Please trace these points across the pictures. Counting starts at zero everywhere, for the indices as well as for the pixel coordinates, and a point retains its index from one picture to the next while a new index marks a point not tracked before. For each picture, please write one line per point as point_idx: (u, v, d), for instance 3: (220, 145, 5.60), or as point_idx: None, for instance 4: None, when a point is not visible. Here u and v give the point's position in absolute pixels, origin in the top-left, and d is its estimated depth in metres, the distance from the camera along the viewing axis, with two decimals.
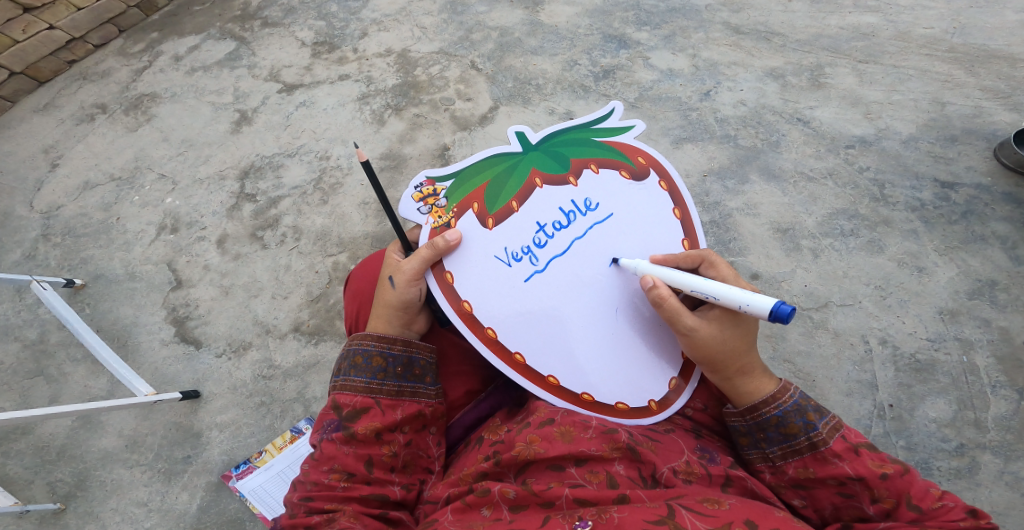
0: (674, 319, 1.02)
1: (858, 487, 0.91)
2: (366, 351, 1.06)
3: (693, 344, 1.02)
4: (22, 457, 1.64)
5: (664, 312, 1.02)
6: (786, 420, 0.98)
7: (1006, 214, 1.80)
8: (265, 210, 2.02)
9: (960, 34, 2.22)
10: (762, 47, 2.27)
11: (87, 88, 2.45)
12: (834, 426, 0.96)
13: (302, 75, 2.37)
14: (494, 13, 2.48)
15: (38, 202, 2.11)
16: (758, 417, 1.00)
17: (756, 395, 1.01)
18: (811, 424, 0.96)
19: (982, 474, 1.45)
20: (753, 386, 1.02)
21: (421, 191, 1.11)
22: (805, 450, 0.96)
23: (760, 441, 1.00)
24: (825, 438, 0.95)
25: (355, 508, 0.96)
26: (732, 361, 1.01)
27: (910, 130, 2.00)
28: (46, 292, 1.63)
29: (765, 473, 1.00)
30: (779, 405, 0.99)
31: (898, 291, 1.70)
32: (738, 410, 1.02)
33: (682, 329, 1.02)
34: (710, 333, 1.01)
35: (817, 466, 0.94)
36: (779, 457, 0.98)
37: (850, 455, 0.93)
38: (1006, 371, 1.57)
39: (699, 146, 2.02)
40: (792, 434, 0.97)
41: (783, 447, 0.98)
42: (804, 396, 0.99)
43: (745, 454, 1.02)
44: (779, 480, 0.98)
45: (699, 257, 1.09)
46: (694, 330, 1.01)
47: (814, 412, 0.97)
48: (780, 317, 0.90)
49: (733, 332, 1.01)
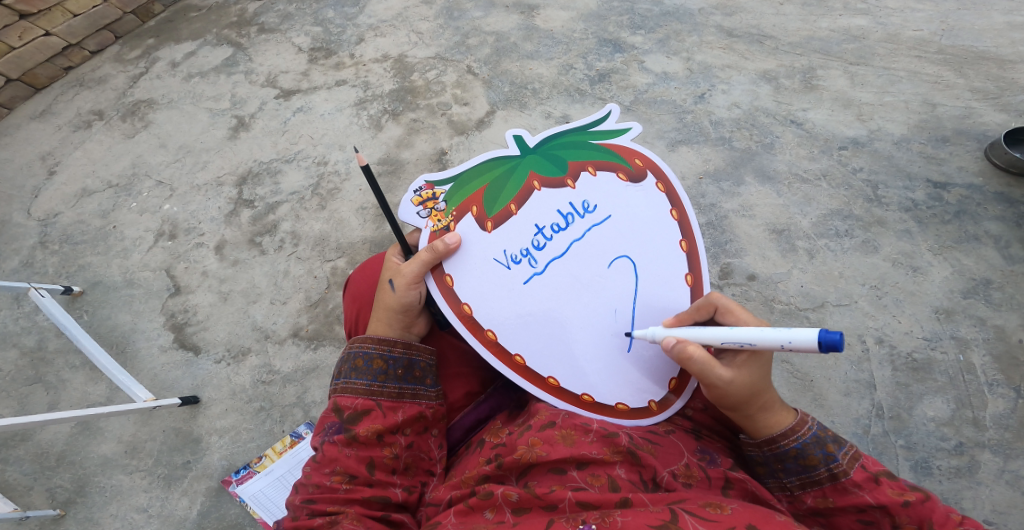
0: (705, 374, 0.97)
1: (878, 514, 0.92)
2: (366, 354, 1.06)
3: (722, 395, 0.99)
4: (22, 464, 1.64)
5: (694, 368, 0.98)
6: (806, 451, 0.98)
7: (998, 213, 1.82)
8: (263, 216, 2.03)
9: (949, 36, 2.24)
10: (755, 50, 2.29)
11: (84, 94, 2.46)
12: (853, 455, 0.96)
13: (299, 81, 2.38)
14: (490, 19, 2.49)
15: (35, 209, 2.11)
16: (776, 448, 0.99)
17: (776, 429, 1.00)
18: (831, 456, 0.96)
19: (982, 473, 1.46)
20: (773, 420, 1.00)
21: (421, 195, 1.13)
22: (825, 480, 0.96)
23: (778, 470, 1.01)
24: (846, 468, 0.95)
25: (358, 510, 0.96)
26: (756, 401, 0.99)
27: (901, 131, 2.02)
28: (44, 299, 1.63)
29: (784, 501, 1.01)
30: (797, 438, 0.98)
31: (894, 290, 1.71)
32: (755, 441, 1.02)
33: (711, 381, 0.98)
34: (740, 381, 0.98)
35: (837, 496, 0.95)
36: (798, 487, 0.99)
37: (869, 484, 0.93)
38: (1003, 369, 1.58)
39: (694, 149, 2.04)
40: (811, 466, 0.97)
41: (801, 477, 0.98)
42: (822, 427, 0.99)
43: (763, 482, 1.03)
44: (798, 508, 0.99)
45: (710, 304, 1.05)
46: (726, 382, 0.97)
47: (833, 443, 0.97)
48: (833, 345, 0.87)
49: (761, 374, 0.99)
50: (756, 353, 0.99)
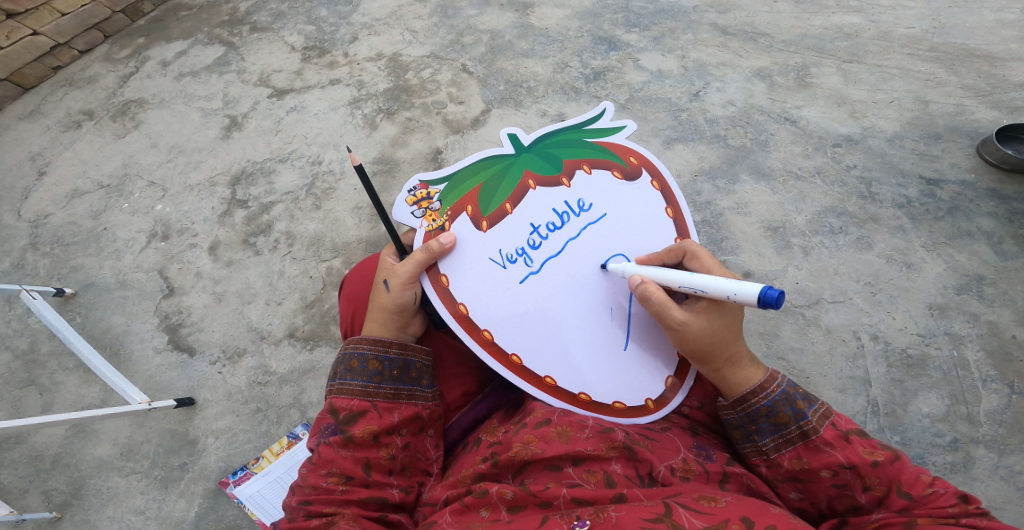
0: (662, 314, 1.02)
1: (850, 476, 0.92)
2: (362, 355, 1.06)
3: (683, 339, 1.02)
4: (16, 467, 1.62)
5: (652, 309, 1.02)
6: (776, 409, 0.99)
7: (990, 210, 1.83)
8: (257, 216, 2.01)
9: (941, 34, 2.26)
10: (749, 48, 2.29)
11: (74, 94, 2.43)
12: (824, 413, 0.97)
13: (293, 80, 2.37)
14: (484, 17, 2.49)
15: (26, 211, 2.09)
16: (748, 407, 1.01)
17: (745, 386, 1.02)
18: (801, 413, 0.97)
19: (977, 469, 1.47)
20: (741, 377, 1.02)
21: (415, 195, 1.12)
22: (798, 439, 0.97)
23: (753, 433, 1.01)
24: (816, 426, 0.96)
25: (355, 511, 0.96)
26: (721, 351, 1.02)
27: (894, 128, 2.03)
28: (36, 301, 1.61)
29: (762, 466, 1.00)
30: (767, 395, 0.99)
31: (888, 287, 1.72)
32: (729, 403, 1.03)
33: (671, 323, 1.02)
34: (699, 326, 1.01)
35: (810, 456, 0.95)
36: (774, 450, 0.98)
37: (841, 443, 0.94)
38: (996, 364, 1.59)
39: (690, 147, 2.04)
40: (783, 424, 0.98)
41: (776, 438, 0.98)
42: (792, 384, 1.00)
43: (740, 448, 1.02)
44: (775, 473, 0.98)
45: (680, 249, 1.10)
46: (683, 324, 1.01)
47: (803, 401, 0.98)
48: (768, 302, 0.89)
49: (723, 323, 1.02)
50: (718, 303, 1.02)
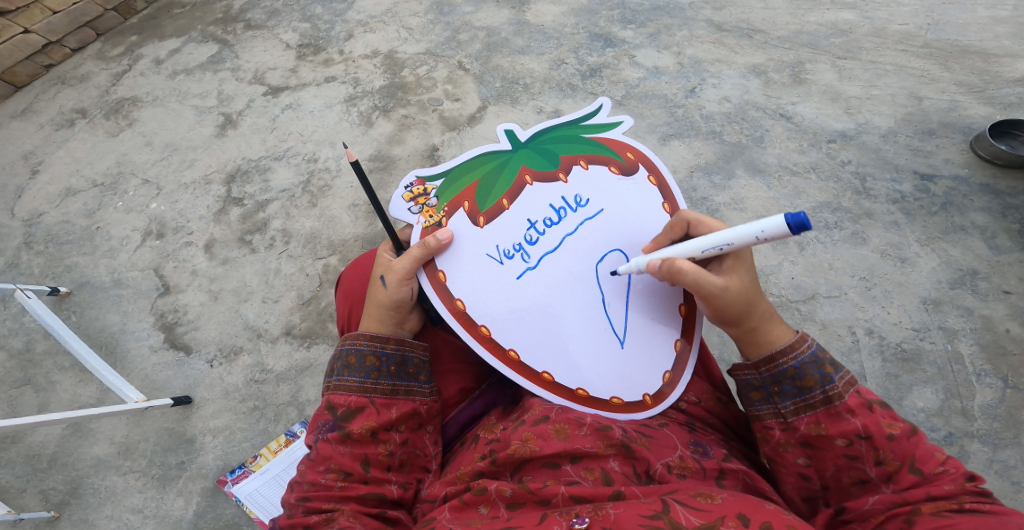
0: (698, 284, 0.99)
1: (864, 448, 0.92)
2: (359, 351, 1.05)
3: (720, 304, 1.01)
4: (13, 467, 1.62)
5: (687, 281, 1.00)
6: (803, 371, 0.97)
7: (983, 205, 1.85)
8: (252, 214, 2.01)
9: (935, 30, 2.27)
10: (744, 44, 2.30)
11: (66, 92, 2.42)
12: (849, 380, 0.96)
13: (288, 77, 2.36)
14: (481, 13, 2.48)
15: (19, 209, 2.08)
16: (774, 368, 0.99)
17: (777, 345, 1.01)
18: (828, 378, 0.96)
19: (972, 463, 1.48)
20: (772, 335, 1.01)
21: (412, 191, 1.12)
22: (820, 404, 0.96)
23: (773, 395, 1.00)
24: (841, 392, 0.95)
25: (354, 508, 0.96)
26: (756, 310, 1.01)
27: (888, 124, 2.03)
28: (30, 300, 1.59)
29: (775, 429, 0.99)
30: (796, 355, 0.98)
31: (883, 281, 1.73)
32: (752, 363, 1.01)
33: (708, 291, 1.00)
34: (734, 288, 1.01)
35: (829, 422, 0.95)
36: (792, 413, 0.98)
37: (863, 411, 0.94)
38: (989, 358, 1.60)
39: (686, 143, 2.05)
40: (807, 388, 0.97)
41: (796, 402, 0.98)
42: (821, 349, 0.99)
43: (756, 409, 1.02)
44: (789, 436, 0.98)
45: (682, 221, 1.09)
46: (720, 289, 1.00)
47: (831, 366, 0.97)
48: (795, 222, 0.86)
49: (750, 279, 1.02)
50: (740, 259, 1.03)
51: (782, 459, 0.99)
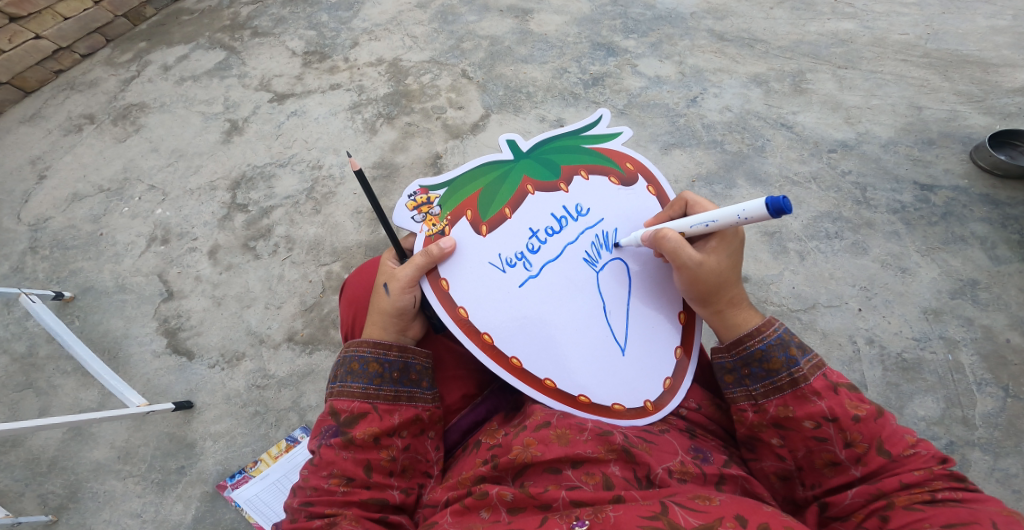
0: (678, 254, 1.03)
1: (832, 430, 0.95)
2: (362, 358, 1.06)
3: (694, 277, 1.05)
4: (12, 470, 1.62)
5: (669, 248, 1.04)
6: (770, 354, 1.01)
7: (984, 215, 1.85)
8: (256, 220, 2.02)
9: (934, 40, 2.28)
10: (745, 54, 2.32)
11: (75, 98, 2.44)
12: (816, 364, 1.00)
13: (293, 84, 2.38)
14: (484, 22, 2.50)
15: (25, 214, 2.09)
16: (743, 351, 1.03)
17: (743, 328, 1.06)
18: (793, 360, 1.00)
19: (973, 471, 1.48)
20: (740, 319, 1.06)
21: (415, 200, 1.13)
22: (787, 386, 0.99)
23: (744, 378, 1.03)
24: (806, 374, 0.99)
25: (356, 512, 0.97)
26: (725, 292, 1.06)
27: (888, 134, 2.05)
28: (35, 305, 1.59)
29: (749, 411, 1.02)
30: (763, 338, 1.02)
31: (883, 291, 1.74)
32: (724, 346, 1.06)
33: (684, 263, 1.04)
34: (710, 265, 1.05)
35: (797, 405, 0.98)
36: (762, 395, 1.01)
37: (828, 393, 0.97)
38: (990, 368, 1.61)
39: (687, 152, 2.06)
40: (774, 370, 1.00)
41: (765, 384, 1.01)
42: (787, 332, 1.03)
43: (729, 392, 1.05)
44: (761, 419, 1.00)
45: (681, 201, 1.14)
46: (697, 263, 1.04)
47: (796, 348, 1.01)
48: (778, 207, 0.89)
49: (729, 262, 1.06)
50: (725, 241, 1.06)
51: (758, 440, 1.01)
